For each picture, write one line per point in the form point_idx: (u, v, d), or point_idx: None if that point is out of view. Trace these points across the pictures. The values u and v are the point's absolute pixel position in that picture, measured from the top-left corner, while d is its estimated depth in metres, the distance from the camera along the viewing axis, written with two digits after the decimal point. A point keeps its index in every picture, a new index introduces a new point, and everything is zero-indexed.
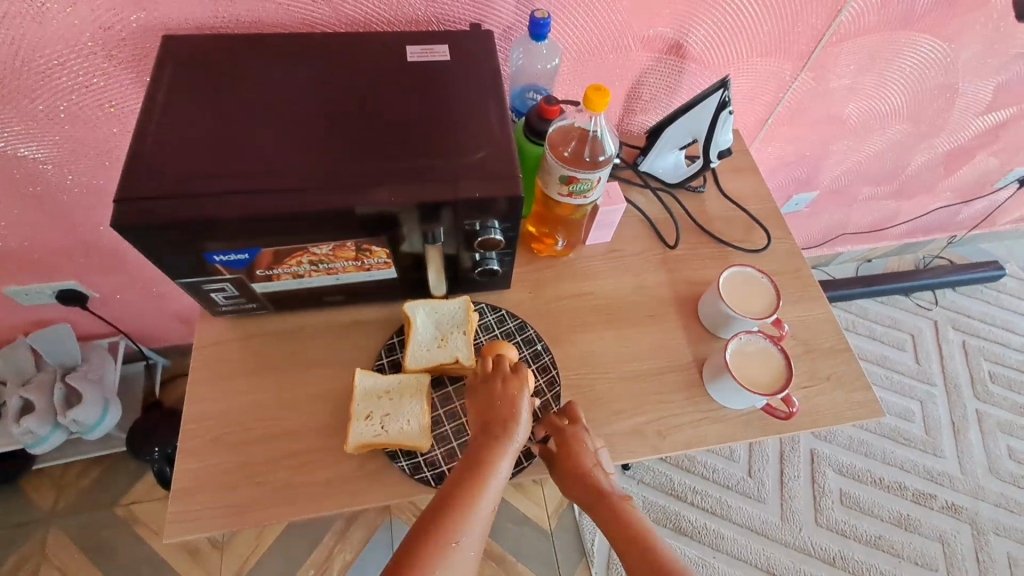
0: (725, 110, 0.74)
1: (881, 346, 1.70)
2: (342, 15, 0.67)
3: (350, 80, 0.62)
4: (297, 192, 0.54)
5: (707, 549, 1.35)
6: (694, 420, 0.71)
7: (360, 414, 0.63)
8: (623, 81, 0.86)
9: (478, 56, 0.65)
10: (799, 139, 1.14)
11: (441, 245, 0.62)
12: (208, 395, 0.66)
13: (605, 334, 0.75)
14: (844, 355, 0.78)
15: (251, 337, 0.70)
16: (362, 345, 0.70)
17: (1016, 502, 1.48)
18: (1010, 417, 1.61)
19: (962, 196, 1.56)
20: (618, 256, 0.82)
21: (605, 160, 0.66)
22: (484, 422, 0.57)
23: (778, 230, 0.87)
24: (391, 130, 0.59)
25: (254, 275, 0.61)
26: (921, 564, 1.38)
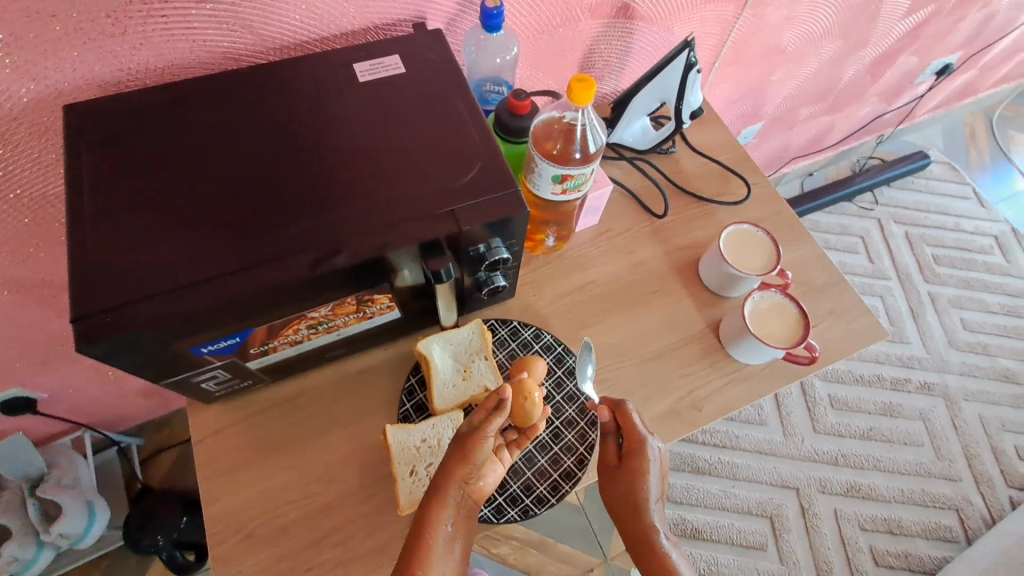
0: (692, 70, 0.72)
1: (838, 253, 1.80)
2: (269, 41, 0.59)
3: (303, 118, 0.56)
4: (282, 261, 0.48)
5: (726, 480, 1.42)
6: (720, 385, 0.72)
7: (403, 472, 0.60)
8: (575, 52, 0.81)
9: (434, 64, 0.60)
10: (744, 75, 1.14)
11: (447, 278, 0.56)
12: (226, 490, 0.60)
13: (617, 321, 0.74)
14: (838, 286, 0.80)
15: (254, 415, 0.64)
16: (377, 394, 0.65)
17: (976, 367, 1.63)
18: (958, 292, 1.76)
19: (887, 98, 1.63)
20: (610, 237, 0.80)
21: (594, 151, 0.63)
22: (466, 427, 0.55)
23: (753, 176, 0.88)
24: (366, 166, 0.54)
25: (248, 354, 0.55)
26: (910, 443, 1.50)
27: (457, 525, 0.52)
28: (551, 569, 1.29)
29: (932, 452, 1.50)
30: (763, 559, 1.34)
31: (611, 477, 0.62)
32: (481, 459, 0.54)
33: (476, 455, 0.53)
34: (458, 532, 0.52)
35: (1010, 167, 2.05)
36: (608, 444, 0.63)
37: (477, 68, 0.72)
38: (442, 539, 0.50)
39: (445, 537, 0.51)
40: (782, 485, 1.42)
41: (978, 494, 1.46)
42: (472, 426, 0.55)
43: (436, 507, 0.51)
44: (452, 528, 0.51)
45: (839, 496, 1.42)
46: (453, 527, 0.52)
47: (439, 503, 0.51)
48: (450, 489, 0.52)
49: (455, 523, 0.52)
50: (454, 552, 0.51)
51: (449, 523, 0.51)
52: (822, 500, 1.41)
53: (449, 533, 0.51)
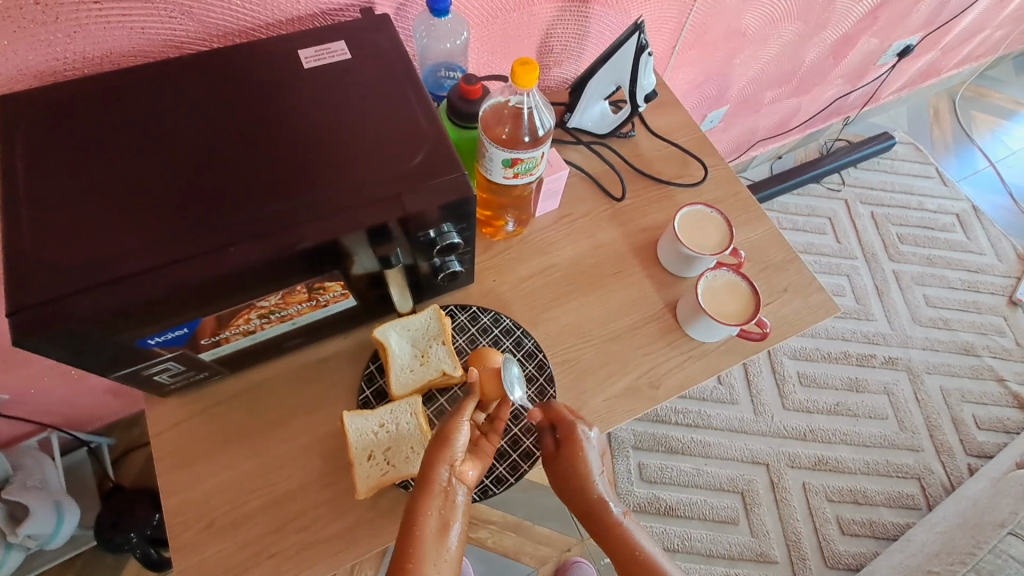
0: (644, 53, 0.73)
1: (806, 234, 1.83)
2: (211, 27, 0.58)
3: (248, 105, 0.55)
4: (226, 249, 0.48)
5: (698, 459, 1.45)
6: (678, 362, 0.73)
7: (361, 457, 0.60)
8: (531, 36, 0.81)
9: (381, 49, 0.59)
10: (706, 59, 1.15)
11: (399, 264, 0.57)
12: (186, 481, 0.60)
13: (578, 303, 0.75)
14: (794, 263, 0.82)
15: (213, 407, 0.63)
16: (338, 382, 0.66)
17: (939, 341, 1.69)
18: (921, 269, 1.81)
19: (851, 79, 1.66)
20: (570, 220, 0.81)
21: (543, 134, 0.64)
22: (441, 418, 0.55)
23: (712, 158, 0.89)
24: (313, 153, 0.54)
25: (199, 345, 0.55)
26: (875, 417, 1.55)
27: (451, 513, 0.50)
28: (530, 550, 1.31)
29: (896, 424, 1.55)
30: (734, 533, 1.38)
31: (553, 467, 0.62)
32: (460, 443, 0.53)
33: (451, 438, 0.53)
34: (452, 519, 0.50)
35: (972, 147, 2.10)
36: (546, 436, 0.63)
37: (428, 54, 0.72)
38: (432, 527, 0.48)
39: (437, 527, 0.49)
40: (752, 461, 1.46)
41: (938, 463, 1.51)
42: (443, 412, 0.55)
43: (423, 497, 0.50)
44: (445, 516, 0.50)
45: (808, 470, 1.47)
46: (444, 515, 0.50)
47: (425, 491, 0.50)
48: (435, 476, 0.51)
49: (447, 512, 0.50)
50: (449, 538, 0.49)
51: (439, 511, 0.50)
52: (791, 474, 1.46)
53: (441, 522, 0.49)
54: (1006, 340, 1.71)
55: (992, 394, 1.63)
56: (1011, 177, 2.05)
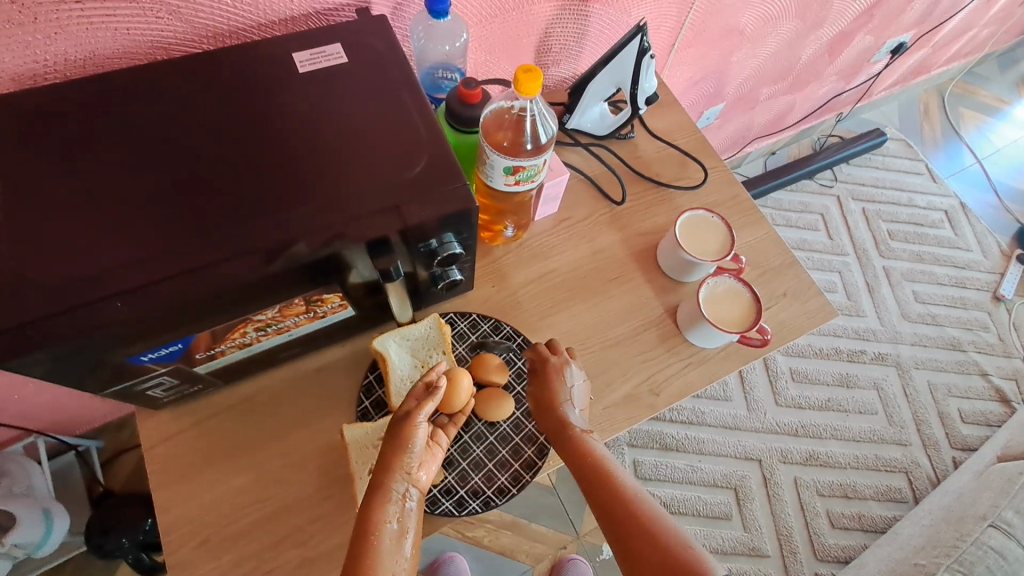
0: (646, 55, 0.72)
1: (798, 231, 1.84)
2: (199, 27, 0.56)
3: (241, 112, 0.53)
4: (220, 264, 0.47)
5: (692, 455, 1.46)
6: (678, 369, 0.73)
7: (360, 471, 0.57)
8: (531, 36, 0.80)
9: (378, 53, 0.57)
10: (704, 57, 1.14)
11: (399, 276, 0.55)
12: (181, 497, 0.59)
13: (578, 308, 0.74)
14: (792, 268, 0.82)
15: (208, 419, 0.62)
16: (335, 392, 0.65)
17: (927, 337, 1.71)
18: (910, 265, 1.83)
19: (846, 76, 1.66)
20: (568, 225, 0.80)
21: (547, 143, 0.63)
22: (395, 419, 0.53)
23: (711, 160, 0.88)
24: (309, 162, 0.52)
25: (193, 360, 0.53)
26: (865, 412, 1.58)
27: (406, 519, 0.49)
28: (526, 548, 1.32)
29: (884, 420, 1.57)
30: (727, 528, 1.40)
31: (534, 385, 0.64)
32: (417, 447, 0.51)
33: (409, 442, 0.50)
34: (408, 525, 0.48)
35: (960, 143, 2.12)
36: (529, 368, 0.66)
37: (425, 55, 0.70)
38: (390, 534, 0.47)
39: (395, 531, 0.47)
40: (745, 457, 1.47)
41: (926, 456, 1.54)
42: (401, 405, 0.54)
43: (379, 506, 0.48)
44: (400, 525, 0.48)
45: (799, 465, 1.48)
46: (402, 519, 0.48)
47: (381, 498, 0.48)
48: (392, 482, 0.49)
49: (404, 515, 0.49)
50: (404, 545, 0.47)
51: (395, 516, 0.48)
52: (783, 470, 1.47)
53: (399, 528, 0.47)
54: (991, 335, 1.74)
55: (977, 388, 1.66)
56: (998, 174, 2.08)
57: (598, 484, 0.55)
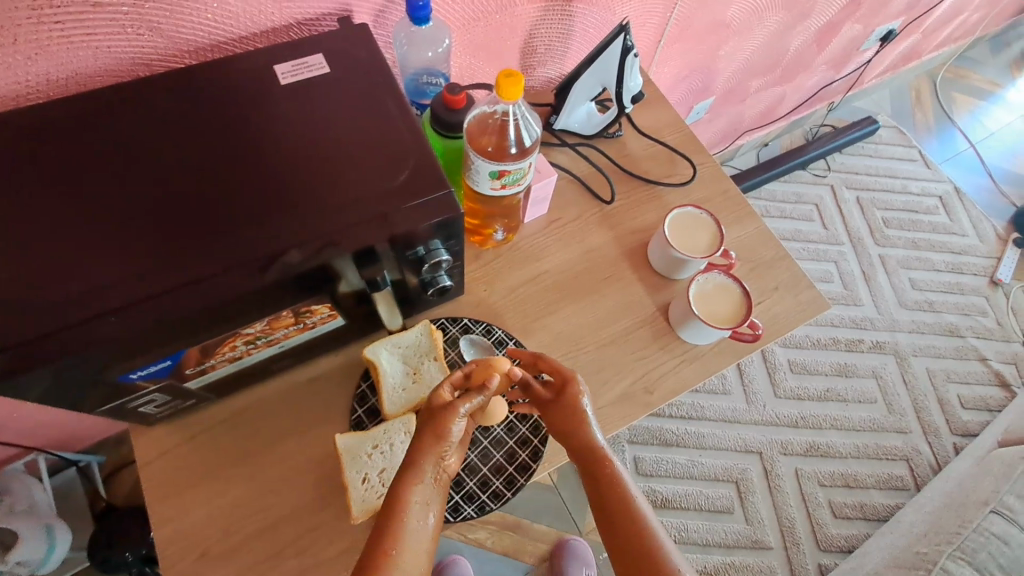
0: (629, 55, 0.72)
1: (793, 222, 1.84)
2: (180, 43, 0.56)
3: (224, 127, 0.53)
4: (206, 280, 0.46)
5: (692, 450, 1.46)
6: (671, 366, 0.73)
7: (355, 479, 0.56)
8: (515, 38, 0.80)
9: (359, 61, 0.57)
10: (692, 51, 1.14)
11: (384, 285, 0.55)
12: (178, 511, 0.59)
13: (570, 309, 0.74)
14: (783, 261, 0.82)
15: (202, 433, 0.62)
16: (329, 401, 0.64)
17: (924, 324, 1.71)
18: (906, 253, 1.83)
19: (835, 65, 1.65)
20: (558, 225, 0.80)
21: (531, 146, 0.63)
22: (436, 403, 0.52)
23: (700, 156, 0.88)
24: (293, 173, 0.52)
25: (184, 375, 0.53)
26: (864, 401, 1.58)
27: (432, 501, 0.48)
28: (530, 548, 1.32)
29: (884, 408, 1.58)
30: (730, 522, 1.40)
31: (548, 408, 0.60)
32: (455, 433, 0.50)
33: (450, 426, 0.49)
34: (433, 505, 0.47)
35: (953, 128, 2.11)
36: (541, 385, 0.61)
37: (408, 61, 0.70)
38: (416, 512, 0.46)
39: (421, 507, 0.46)
40: (745, 450, 1.48)
41: (926, 443, 1.54)
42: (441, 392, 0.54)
43: (410, 483, 0.47)
44: (426, 506, 0.47)
45: (800, 456, 1.49)
46: (429, 495, 0.47)
47: (413, 477, 0.47)
48: (426, 462, 0.48)
49: (433, 492, 0.48)
50: (428, 527, 0.46)
51: (423, 494, 0.47)
52: (783, 461, 1.48)
53: (425, 507, 0.47)
54: (987, 320, 1.75)
55: (975, 373, 1.66)
56: (992, 157, 2.07)
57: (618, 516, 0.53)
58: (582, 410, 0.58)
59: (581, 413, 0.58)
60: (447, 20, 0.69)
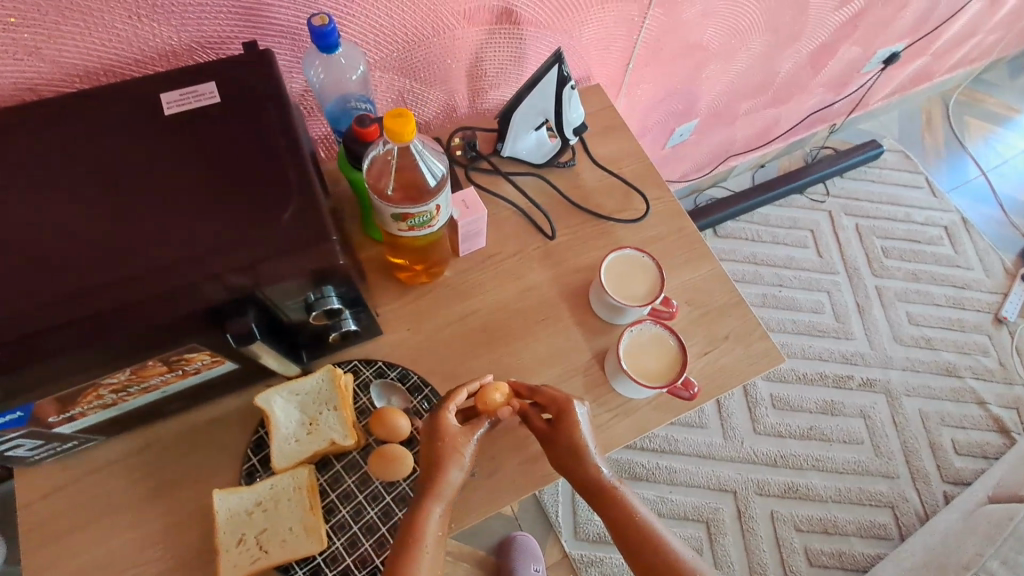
0: (567, 86, 0.71)
1: (786, 248, 1.75)
2: (68, 67, 0.53)
3: (103, 160, 0.50)
4: (53, 330, 0.43)
5: (663, 486, 1.41)
6: (603, 421, 0.67)
7: (229, 542, 0.55)
8: (458, 61, 0.76)
9: (255, 91, 0.54)
10: (668, 74, 1.09)
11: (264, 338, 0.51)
12: (53, 560, 0.56)
13: (498, 353, 0.70)
14: (738, 307, 0.76)
15: (88, 475, 0.59)
16: (226, 445, 0.61)
17: (920, 362, 1.63)
18: (905, 285, 1.74)
19: (834, 88, 1.58)
20: (495, 261, 0.75)
21: (438, 183, 0.57)
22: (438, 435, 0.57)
23: (658, 189, 0.83)
24: (168, 213, 0.48)
25: (49, 423, 0.50)
26: (849, 441, 1.50)
27: (443, 521, 0.55)
28: None
29: (870, 450, 1.50)
30: None
31: (548, 443, 0.60)
32: (459, 463, 0.57)
33: (452, 460, 0.56)
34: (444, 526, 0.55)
35: (964, 154, 2.01)
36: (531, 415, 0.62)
37: (325, 94, 0.66)
38: (430, 535, 0.53)
39: (435, 533, 0.54)
40: (719, 489, 1.41)
41: (914, 490, 1.46)
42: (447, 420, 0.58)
43: (422, 509, 0.54)
44: (438, 526, 0.55)
45: (777, 497, 1.42)
46: (440, 522, 0.55)
47: (426, 504, 0.55)
48: (435, 490, 0.55)
49: (443, 518, 0.55)
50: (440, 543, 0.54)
51: (435, 521, 0.55)
52: (759, 502, 1.41)
53: (438, 529, 0.54)
54: (989, 360, 1.65)
55: (972, 417, 1.57)
56: (1004, 186, 1.97)
57: (625, 530, 0.58)
58: (581, 436, 0.59)
59: (581, 444, 0.59)
60: (366, 51, 0.67)
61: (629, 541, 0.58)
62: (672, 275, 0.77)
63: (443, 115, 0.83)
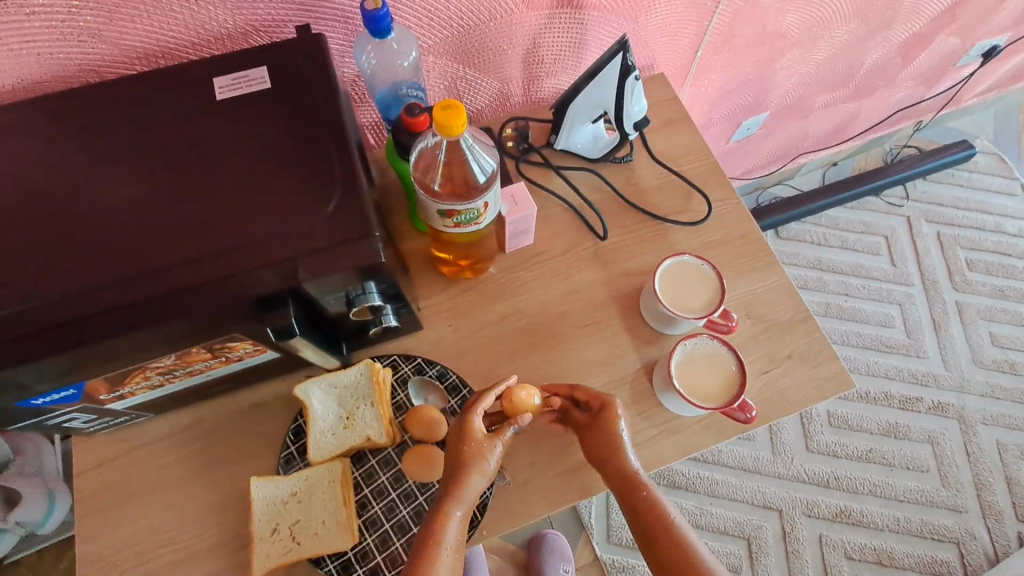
0: (630, 76, 0.65)
1: (855, 255, 1.62)
2: (128, 49, 0.54)
3: (158, 144, 0.50)
4: (103, 314, 0.43)
5: (703, 497, 1.35)
6: (648, 437, 0.64)
7: (264, 530, 0.55)
8: (515, 47, 0.72)
9: (307, 78, 0.52)
10: (738, 63, 1.01)
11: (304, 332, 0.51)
12: (100, 529, 0.58)
13: (540, 357, 0.67)
14: (803, 324, 0.70)
15: (135, 450, 0.60)
16: (264, 431, 0.61)
17: (1001, 388, 1.48)
18: (990, 302, 1.58)
19: (924, 81, 1.44)
20: (542, 259, 0.72)
21: (487, 180, 0.55)
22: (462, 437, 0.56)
23: (721, 190, 0.77)
24: (215, 200, 0.48)
25: (100, 400, 0.51)
26: (912, 468, 1.39)
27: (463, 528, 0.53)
28: None
29: (937, 480, 1.38)
30: None
31: (585, 434, 0.58)
32: (483, 467, 0.54)
33: (475, 463, 0.54)
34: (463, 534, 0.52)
35: None
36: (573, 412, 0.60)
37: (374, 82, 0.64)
38: (449, 541, 0.51)
39: (454, 541, 0.51)
40: (763, 506, 1.34)
41: (984, 528, 1.33)
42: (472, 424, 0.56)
43: (442, 513, 0.52)
44: (458, 533, 0.52)
45: (826, 521, 1.33)
46: (460, 530, 0.52)
47: (446, 508, 0.52)
48: (456, 494, 0.53)
49: (463, 526, 0.53)
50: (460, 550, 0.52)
51: (456, 527, 0.52)
52: (806, 524, 1.33)
53: (457, 536, 0.52)
54: None
55: None
56: None
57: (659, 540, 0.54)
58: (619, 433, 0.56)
59: (618, 440, 0.56)
60: (419, 36, 0.65)
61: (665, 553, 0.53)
62: (732, 285, 0.72)
63: (495, 104, 0.81)
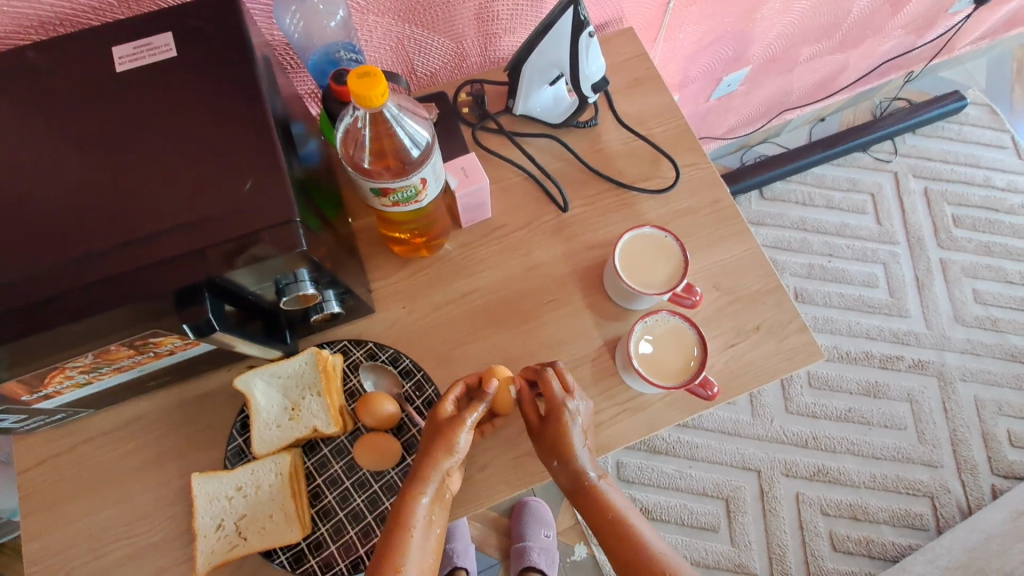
0: (583, 33, 0.60)
1: (840, 214, 1.59)
2: (16, 16, 0.48)
3: (56, 122, 0.45)
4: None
5: (683, 461, 1.36)
6: (610, 416, 0.62)
7: (208, 527, 0.54)
8: (465, 3, 0.66)
9: (219, 44, 0.47)
10: (715, 15, 0.94)
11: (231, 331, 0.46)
12: (46, 528, 0.56)
13: (499, 337, 0.64)
14: (772, 294, 0.67)
15: (77, 446, 0.58)
16: (212, 422, 0.59)
17: (981, 345, 1.48)
18: (974, 259, 1.56)
19: (915, 29, 1.37)
20: (501, 234, 0.69)
21: (419, 152, 0.50)
22: (436, 424, 0.54)
23: (690, 155, 0.73)
24: (121, 184, 0.43)
25: (24, 400, 0.49)
26: (891, 426, 1.40)
27: (434, 515, 0.52)
28: (494, 542, 1.26)
29: (913, 436, 1.39)
30: (713, 540, 1.30)
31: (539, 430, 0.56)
32: (461, 450, 0.53)
33: (451, 450, 0.52)
34: (433, 521, 0.51)
35: None
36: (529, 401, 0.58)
37: (308, 45, 0.59)
38: (418, 529, 0.50)
39: (423, 526, 0.51)
40: (742, 467, 1.35)
41: (958, 482, 1.36)
42: (445, 410, 0.54)
43: (409, 502, 0.51)
44: (427, 521, 0.51)
45: (804, 480, 1.35)
46: (432, 511, 0.51)
47: (415, 496, 0.51)
48: (427, 482, 0.51)
49: (434, 507, 0.52)
50: (430, 536, 0.51)
51: (425, 513, 0.51)
52: (785, 483, 1.35)
53: (426, 524, 0.51)
54: None
55: None
56: None
57: (601, 521, 0.56)
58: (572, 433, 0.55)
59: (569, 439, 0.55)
60: None
61: (609, 537, 0.56)
62: (700, 255, 0.69)
63: (451, 66, 0.75)
